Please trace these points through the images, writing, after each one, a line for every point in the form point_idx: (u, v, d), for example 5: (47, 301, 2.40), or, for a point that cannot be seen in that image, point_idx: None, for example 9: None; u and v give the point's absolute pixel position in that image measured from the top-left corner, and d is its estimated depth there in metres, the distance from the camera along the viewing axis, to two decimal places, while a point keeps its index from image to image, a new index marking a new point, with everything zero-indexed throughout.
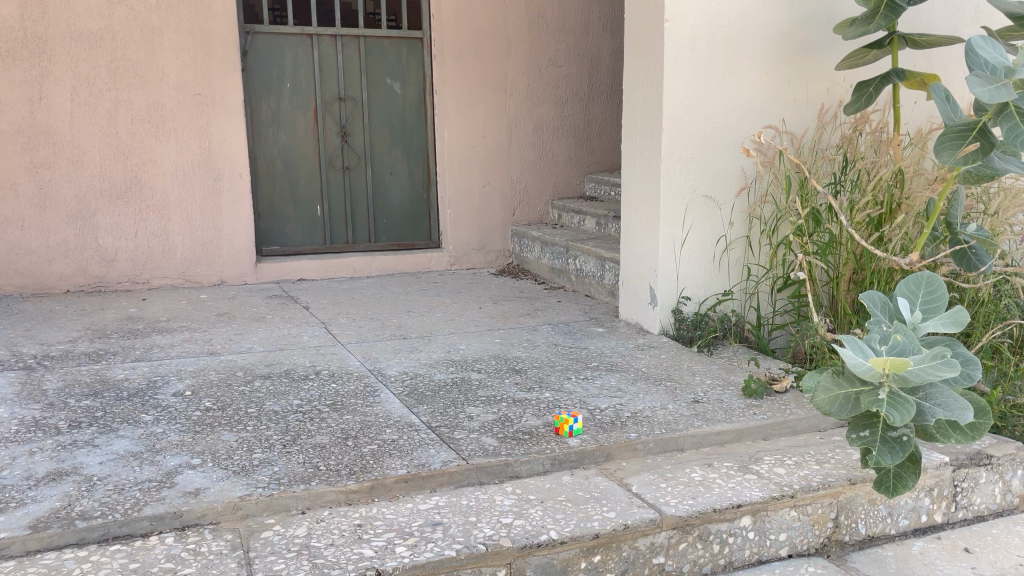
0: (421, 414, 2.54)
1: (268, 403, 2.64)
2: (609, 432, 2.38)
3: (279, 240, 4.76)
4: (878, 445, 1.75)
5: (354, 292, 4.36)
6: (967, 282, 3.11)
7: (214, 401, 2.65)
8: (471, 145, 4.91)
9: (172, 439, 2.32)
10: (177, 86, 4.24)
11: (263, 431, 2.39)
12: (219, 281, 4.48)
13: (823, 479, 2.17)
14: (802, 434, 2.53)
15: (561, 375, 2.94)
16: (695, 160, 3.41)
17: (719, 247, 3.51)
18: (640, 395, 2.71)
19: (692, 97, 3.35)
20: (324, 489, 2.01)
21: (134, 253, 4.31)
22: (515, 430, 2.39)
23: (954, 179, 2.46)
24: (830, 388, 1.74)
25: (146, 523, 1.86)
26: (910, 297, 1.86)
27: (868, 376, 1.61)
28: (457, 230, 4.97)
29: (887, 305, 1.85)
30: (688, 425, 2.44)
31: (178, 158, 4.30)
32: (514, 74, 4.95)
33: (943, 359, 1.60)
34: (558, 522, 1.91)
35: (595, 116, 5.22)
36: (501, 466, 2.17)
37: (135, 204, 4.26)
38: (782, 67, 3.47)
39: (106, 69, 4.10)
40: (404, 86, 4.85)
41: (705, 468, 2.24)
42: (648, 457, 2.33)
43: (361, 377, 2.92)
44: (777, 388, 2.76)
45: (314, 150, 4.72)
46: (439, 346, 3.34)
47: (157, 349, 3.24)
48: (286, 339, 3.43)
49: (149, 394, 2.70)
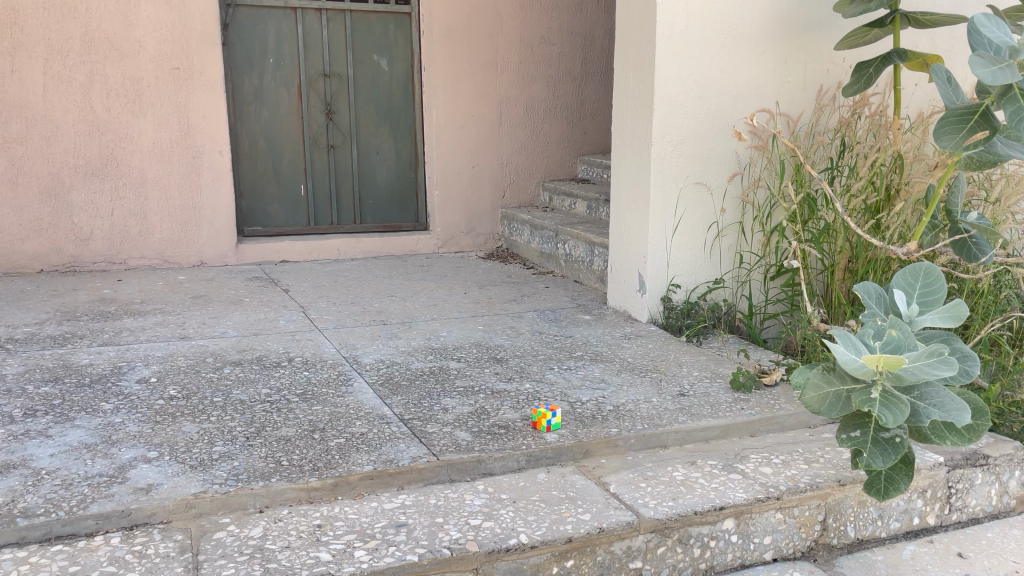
0: (394, 406, 2.43)
1: (235, 392, 2.53)
2: (589, 427, 2.27)
3: (261, 221, 4.63)
4: (870, 447, 1.75)
5: (337, 274, 4.24)
6: (966, 272, 3.01)
7: (179, 389, 2.54)
8: (461, 124, 4.77)
9: (130, 430, 2.21)
10: (154, 60, 4.10)
11: (227, 422, 2.29)
12: (199, 262, 4.37)
13: (811, 480, 2.06)
14: (791, 431, 2.41)
15: (543, 365, 2.83)
16: (688, 143, 3.28)
17: (710, 235, 3.39)
18: (624, 387, 2.60)
19: (685, 76, 3.22)
20: (284, 486, 1.91)
21: (110, 232, 4.18)
22: (491, 424, 2.29)
23: (954, 165, 2.35)
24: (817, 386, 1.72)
25: (91, 522, 1.76)
26: (907, 290, 1.81)
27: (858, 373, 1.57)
28: (445, 212, 4.84)
29: (883, 298, 1.80)
30: (672, 419, 2.34)
31: (156, 135, 4.17)
32: (506, 51, 4.80)
33: (940, 356, 1.55)
34: (529, 525, 1.81)
35: (588, 95, 5.08)
36: (472, 462, 2.07)
37: (111, 181, 4.13)
38: (780, 47, 3.34)
39: (81, 40, 3.96)
40: (392, 63, 4.71)
41: (688, 467, 2.14)
42: (628, 453, 2.22)
43: (335, 365, 2.81)
44: (766, 380, 2.64)
45: (298, 128, 4.59)
46: (420, 332, 3.23)
47: (127, 333, 3.13)
48: (262, 324, 3.32)
49: (111, 380, 2.60)
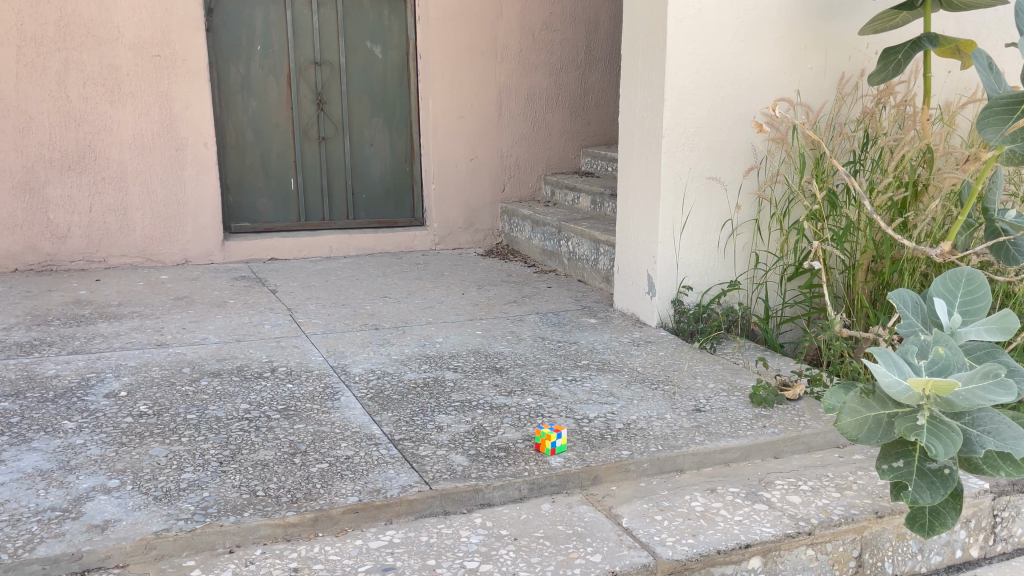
0: (383, 424, 2.23)
1: (211, 408, 2.33)
2: (598, 449, 2.06)
3: (249, 216, 4.41)
4: (915, 479, 1.59)
5: (329, 274, 4.03)
6: (1000, 274, 2.82)
7: (150, 404, 2.33)
8: (459, 115, 4.55)
9: (91, 454, 2.01)
10: (133, 47, 3.87)
11: (199, 444, 2.08)
12: (183, 260, 4.16)
13: (845, 511, 1.86)
14: (818, 451, 2.20)
15: (546, 376, 2.62)
16: (700, 135, 3.06)
17: (724, 233, 3.18)
18: (635, 402, 2.39)
19: (699, 64, 3.00)
20: (257, 522, 1.70)
21: (88, 229, 3.96)
22: (490, 446, 2.08)
23: (996, 158, 2.11)
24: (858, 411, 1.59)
25: (37, 568, 1.55)
26: (947, 298, 1.64)
27: (904, 398, 1.43)
28: (442, 207, 4.63)
29: (921, 308, 1.65)
30: (688, 440, 2.12)
31: (136, 126, 3.95)
32: (505, 39, 4.58)
33: (995, 380, 1.39)
34: (532, 569, 1.60)
35: (593, 84, 4.85)
36: (469, 492, 1.86)
37: (89, 175, 3.91)
38: (801, 32, 3.11)
39: (55, 26, 3.73)
40: (386, 50, 4.48)
41: (707, 495, 1.93)
42: (642, 479, 2.01)
43: (321, 376, 2.60)
44: (788, 395, 2.42)
45: (288, 119, 4.37)
46: (414, 338, 3.02)
47: (100, 340, 2.92)
48: (246, 328, 3.11)
49: (77, 395, 2.39)
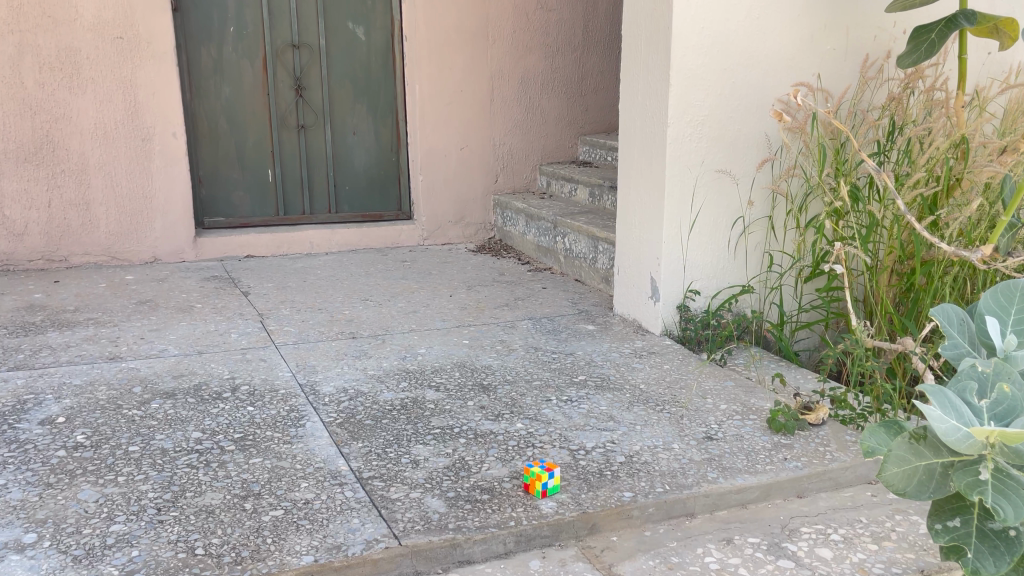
0: (352, 458, 1.96)
1: (158, 437, 2.05)
2: (596, 490, 1.79)
3: (224, 210, 4.13)
4: (974, 544, 1.08)
5: (307, 273, 3.75)
6: None
7: (89, 434, 2.06)
8: (448, 101, 4.26)
9: (10, 499, 1.73)
10: (94, 29, 3.57)
11: (137, 485, 1.80)
12: (152, 258, 3.88)
13: (884, 570, 1.59)
14: (848, 488, 1.93)
15: (539, 396, 2.34)
16: (709, 124, 2.77)
17: (735, 232, 2.90)
18: (638, 428, 2.12)
19: (708, 45, 2.71)
20: None
21: (47, 225, 3.68)
22: (472, 486, 1.81)
23: None
24: (905, 457, 1.07)
25: None
26: (998, 315, 1.18)
27: (963, 451, 0.95)
28: (430, 200, 4.35)
29: (967, 324, 1.18)
30: (698, 478, 1.85)
31: (98, 114, 3.66)
32: (498, 19, 4.27)
33: None
34: None
35: (591, 68, 4.56)
36: (445, 549, 1.59)
37: (47, 167, 3.63)
38: (821, 10, 2.82)
39: (7, 6, 3.43)
40: (369, 32, 4.18)
41: (723, 548, 1.66)
42: (646, 527, 1.75)
43: (287, 397, 2.33)
44: (810, 419, 2.15)
45: (264, 106, 4.08)
46: (394, 350, 2.74)
47: (46, 353, 2.65)
48: (210, 338, 2.83)
49: (7, 422, 2.11)
